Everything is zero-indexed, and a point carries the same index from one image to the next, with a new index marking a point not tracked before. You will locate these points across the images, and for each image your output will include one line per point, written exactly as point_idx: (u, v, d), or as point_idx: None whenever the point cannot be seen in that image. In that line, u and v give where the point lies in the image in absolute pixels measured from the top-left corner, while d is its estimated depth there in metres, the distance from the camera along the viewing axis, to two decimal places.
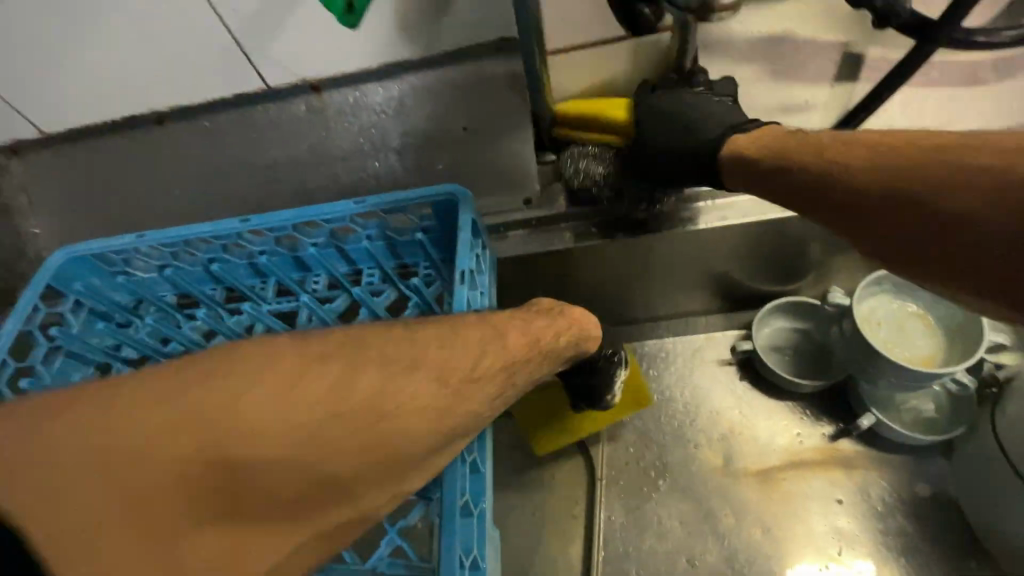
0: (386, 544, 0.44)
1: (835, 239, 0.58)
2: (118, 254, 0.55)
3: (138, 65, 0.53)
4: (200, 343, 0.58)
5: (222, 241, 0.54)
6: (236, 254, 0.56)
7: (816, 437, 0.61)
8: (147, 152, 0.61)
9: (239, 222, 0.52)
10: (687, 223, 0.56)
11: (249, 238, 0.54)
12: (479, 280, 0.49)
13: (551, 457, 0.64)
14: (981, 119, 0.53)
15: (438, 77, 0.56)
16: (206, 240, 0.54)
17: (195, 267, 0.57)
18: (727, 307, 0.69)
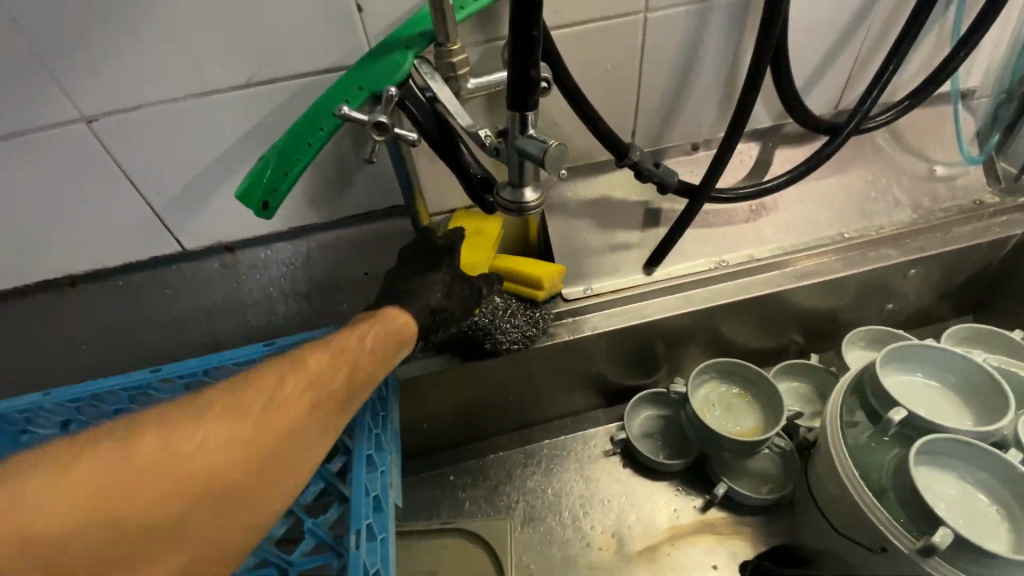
0: None
1: (672, 340, 0.73)
2: (20, 413, 0.57)
3: (57, 237, 0.59)
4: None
5: (131, 392, 0.57)
6: (143, 404, 0.58)
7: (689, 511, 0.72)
8: (52, 312, 0.64)
9: (150, 373, 0.56)
10: (555, 337, 0.67)
11: (158, 388, 0.58)
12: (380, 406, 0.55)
13: (463, 565, 0.68)
14: (748, 247, 0.73)
15: (340, 234, 0.67)
16: (116, 392, 0.57)
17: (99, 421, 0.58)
18: (605, 403, 0.81)
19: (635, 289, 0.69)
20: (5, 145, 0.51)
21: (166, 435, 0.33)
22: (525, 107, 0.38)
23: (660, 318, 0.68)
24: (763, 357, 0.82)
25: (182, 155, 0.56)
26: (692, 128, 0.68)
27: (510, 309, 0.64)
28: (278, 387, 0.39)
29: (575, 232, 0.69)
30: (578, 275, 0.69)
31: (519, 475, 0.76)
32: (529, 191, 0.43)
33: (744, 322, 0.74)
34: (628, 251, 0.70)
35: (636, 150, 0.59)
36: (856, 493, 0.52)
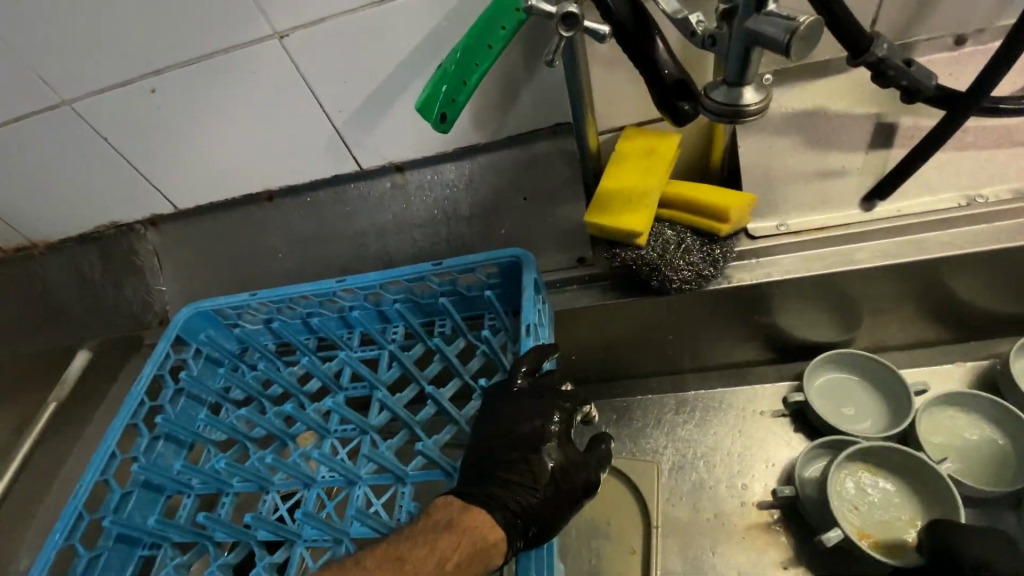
0: None
1: (881, 293, 0.60)
2: (236, 308, 0.66)
3: (259, 153, 0.65)
4: (296, 387, 0.63)
5: (319, 298, 0.64)
6: (329, 310, 0.65)
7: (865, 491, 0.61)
8: (256, 223, 0.72)
9: (336, 282, 0.62)
10: (733, 279, 0.59)
11: (340, 297, 0.64)
12: (540, 332, 0.54)
13: (606, 499, 0.67)
14: (1018, 179, 0.55)
15: (501, 155, 0.65)
16: (307, 296, 0.64)
17: (295, 320, 0.67)
18: (777, 357, 0.71)
19: (843, 228, 0.57)
20: (221, 64, 0.56)
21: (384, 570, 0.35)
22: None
23: (875, 265, 0.56)
24: (1005, 326, 0.65)
25: (361, 69, 0.56)
26: (962, 12, 0.50)
27: (684, 244, 0.56)
28: (431, 551, 0.35)
29: (770, 156, 0.58)
30: (769, 209, 0.59)
31: (669, 421, 0.72)
32: (749, 92, 0.35)
33: (991, 279, 0.58)
34: (840, 179, 0.57)
35: (883, 44, 0.45)
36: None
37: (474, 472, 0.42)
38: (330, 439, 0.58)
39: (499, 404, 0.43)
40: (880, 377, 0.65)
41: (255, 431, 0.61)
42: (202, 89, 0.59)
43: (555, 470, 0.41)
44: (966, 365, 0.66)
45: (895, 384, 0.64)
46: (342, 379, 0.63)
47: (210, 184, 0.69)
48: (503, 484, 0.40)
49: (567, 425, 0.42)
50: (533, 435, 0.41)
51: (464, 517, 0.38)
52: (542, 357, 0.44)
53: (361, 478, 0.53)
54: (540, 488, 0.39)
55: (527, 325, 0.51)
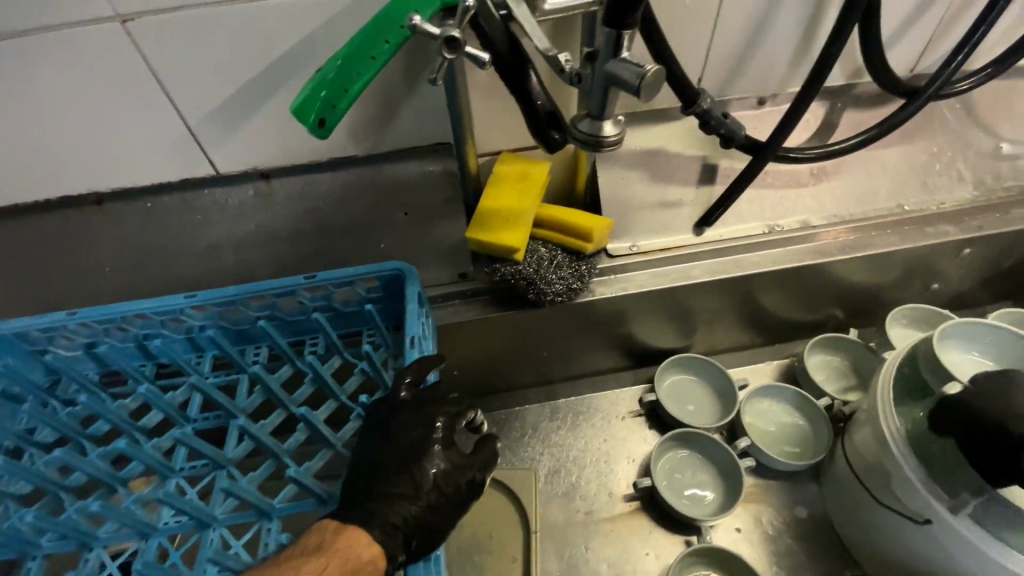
0: None
1: (712, 304, 0.71)
2: (46, 331, 0.55)
3: (86, 148, 0.57)
4: (129, 422, 0.54)
5: (162, 316, 0.56)
6: (174, 331, 0.57)
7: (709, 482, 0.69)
8: (78, 231, 0.61)
9: (184, 298, 0.55)
10: (598, 293, 0.65)
11: (189, 315, 0.56)
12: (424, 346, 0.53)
13: (488, 513, 0.67)
14: (803, 212, 0.70)
15: (379, 169, 0.64)
16: (145, 315, 0.56)
17: (128, 344, 0.57)
18: (633, 363, 0.80)
19: (681, 250, 0.67)
20: (37, 42, 0.48)
21: None
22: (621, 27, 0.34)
23: (707, 280, 0.67)
24: (799, 330, 0.81)
25: (223, 67, 0.52)
26: (762, 79, 0.64)
27: (556, 260, 0.61)
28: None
29: (624, 185, 0.66)
30: (625, 231, 0.67)
31: (543, 429, 0.76)
32: (608, 125, 0.39)
33: (787, 292, 0.72)
34: (678, 208, 0.68)
35: (706, 98, 0.55)
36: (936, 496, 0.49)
37: (355, 489, 0.39)
38: (175, 479, 0.51)
39: (380, 413, 0.42)
40: (707, 370, 0.76)
41: (71, 479, 0.51)
42: (9, 69, 0.49)
43: (439, 476, 0.39)
44: (773, 363, 0.81)
45: (718, 375, 0.76)
46: (191, 409, 0.55)
47: (15, 181, 0.58)
48: (383, 498, 0.38)
49: (451, 428, 0.42)
50: (415, 442, 0.40)
51: (334, 540, 0.36)
52: (425, 368, 0.43)
53: (217, 519, 0.47)
54: (422, 495, 0.38)
55: (411, 337, 0.50)
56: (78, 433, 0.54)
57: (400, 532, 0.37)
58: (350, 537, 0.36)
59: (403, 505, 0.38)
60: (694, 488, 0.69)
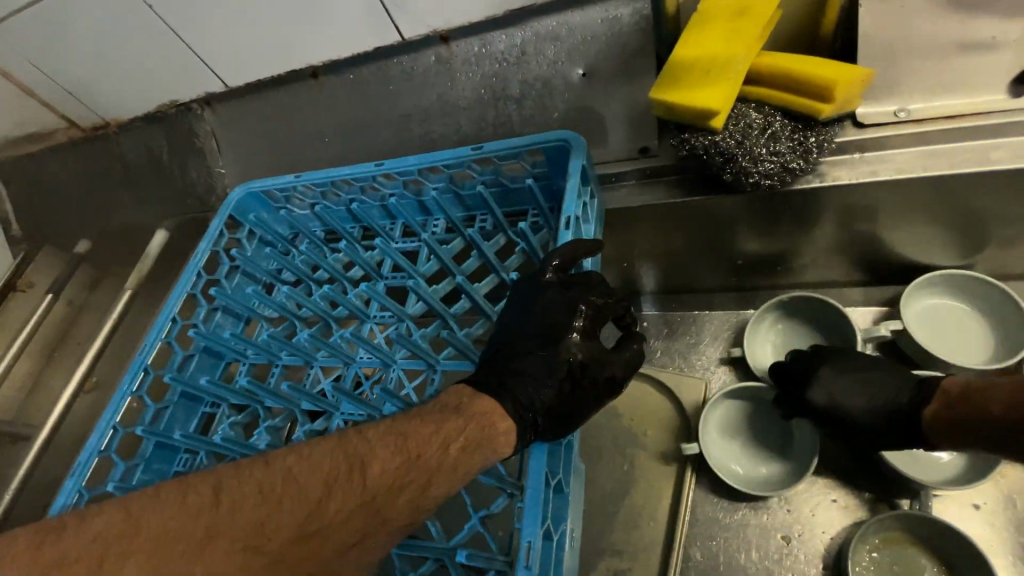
0: (469, 526, 0.42)
1: (1016, 204, 0.49)
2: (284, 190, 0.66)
3: (299, 21, 0.61)
4: (340, 272, 0.64)
5: (360, 183, 0.62)
6: (371, 197, 0.63)
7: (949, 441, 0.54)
8: (304, 103, 0.70)
9: (374, 166, 0.58)
10: (827, 177, 0.49)
11: (380, 183, 0.61)
12: (584, 228, 0.48)
13: (645, 411, 0.63)
14: None
15: (559, 23, 0.56)
16: (348, 181, 0.62)
17: (339, 207, 0.66)
18: (863, 278, 0.62)
19: (979, 118, 0.46)
20: None
21: (391, 443, 0.36)
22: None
23: (1019, 166, 0.45)
24: None
25: None
26: None
27: (771, 128, 0.47)
28: (438, 431, 0.37)
29: (899, 18, 0.46)
30: (889, 93, 0.48)
31: (722, 337, 0.66)
32: None
33: None
34: (993, 52, 0.44)
35: None
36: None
37: (502, 360, 0.41)
38: (369, 323, 0.59)
39: (531, 293, 0.43)
40: (963, 282, 0.56)
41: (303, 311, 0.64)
42: None
43: (574, 364, 0.41)
44: None
45: (988, 289, 0.55)
46: (383, 268, 0.62)
47: (254, 58, 0.67)
48: (515, 374, 0.40)
49: (592, 320, 0.42)
50: (555, 327, 0.41)
51: (473, 406, 0.38)
52: (579, 252, 0.42)
53: (396, 361, 0.55)
54: (555, 382, 0.40)
55: (568, 217, 0.45)
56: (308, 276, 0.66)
57: (534, 409, 0.39)
58: (484, 408, 0.38)
59: (537, 388, 0.40)
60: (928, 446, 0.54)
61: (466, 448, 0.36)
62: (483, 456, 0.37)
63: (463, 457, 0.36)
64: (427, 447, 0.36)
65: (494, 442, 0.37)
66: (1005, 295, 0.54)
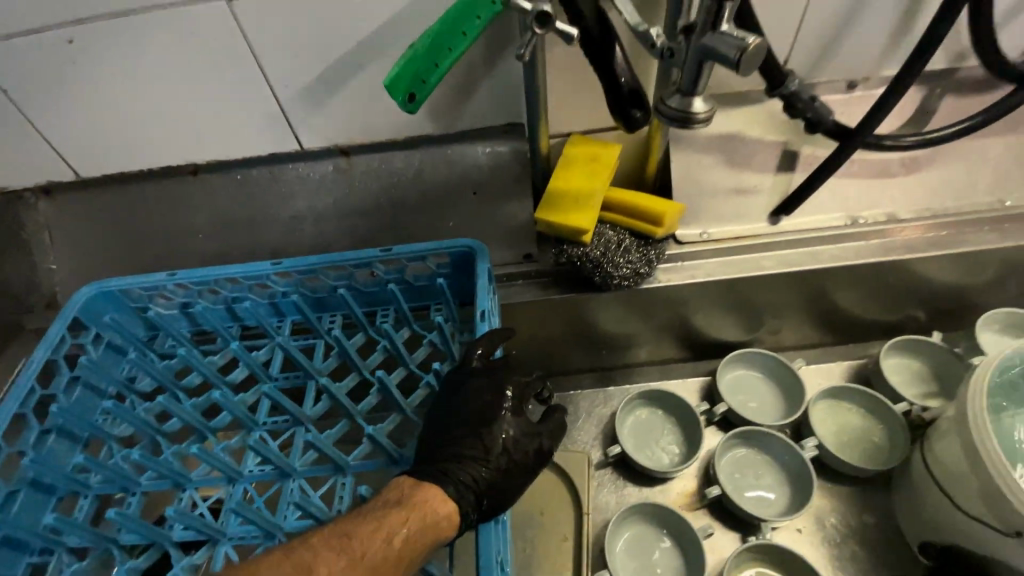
0: None
1: (782, 296, 0.69)
2: (149, 288, 0.60)
3: (189, 121, 0.61)
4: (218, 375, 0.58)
5: (249, 281, 0.60)
6: (260, 294, 0.61)
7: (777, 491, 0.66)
8: (177, 198, 0.67)
9: (271, 264, 0.58)
10: (663, 278, 0.65)
11: (272, 282, 0.60)
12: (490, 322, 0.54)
13: (540, 490, 0.68)
14: (890, 205, 0.66)
15: (452, 149, 0.66)
16: (236, 279, 0.60)
17: (218, 306, 0.62)
18: (693, 355, 0.79)
19: (753, 239, 0.67)
20: (154, 20, 0.53)
21: (335, 546, 0.36)
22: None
23: (779, 271, 0.65)
24: (875, 331, 0.77)
25: (313, 44, 0.55)
26: (856, 62, 0.59)
27: (624, 243, 0.61)
28: (380, 527, 0.37)
29: (695, 170, 0.65)
30: (694, 219, 0.66)
31: (597, 414, 0.76)
32: (699, 101, 0.39)
33: (864, 290, 0.69)
34: (753, 196, 0.66)
35: (793, 79, 0.53)
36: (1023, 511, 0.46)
37: (438, 444, 0.44)
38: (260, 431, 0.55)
39: (458, 381, 0.47)
40: (749, 355, 0.75)
41: (167, 424, 0.56)
42: (131, 45, 0.55)
43: (509, 441, 0.45)
44: (844, 363, 0.77)
45: (769, 360, 0.74)
46: (273, 368, 0.59)
47: (125, 150, 0.64)
48: (456, 456, 0.43)
49: (520, 400, 0.47)
50: (490, 407, 0.45)
51: (418, 494, 0.40)
52: (496, 342, 0.48)
53: (297, 471, 0.51)
54: (493, 459, 0.43)
55: (482, 312, 0.51)
56: (173, 383, 0.59)
57: (477, 494, 0.42)
58: (429, 498, 0.40)
59: (477, 468, 0.43)
60: (759, 491, 0.67)
61: (411, 538, 0.37)
62: (424, 543, 0.38)
63: (408, 547, 0.37)
64: (372, 542, 0.36)
65: (437, 526, 0.39)
66: (775, 359, 0.74)
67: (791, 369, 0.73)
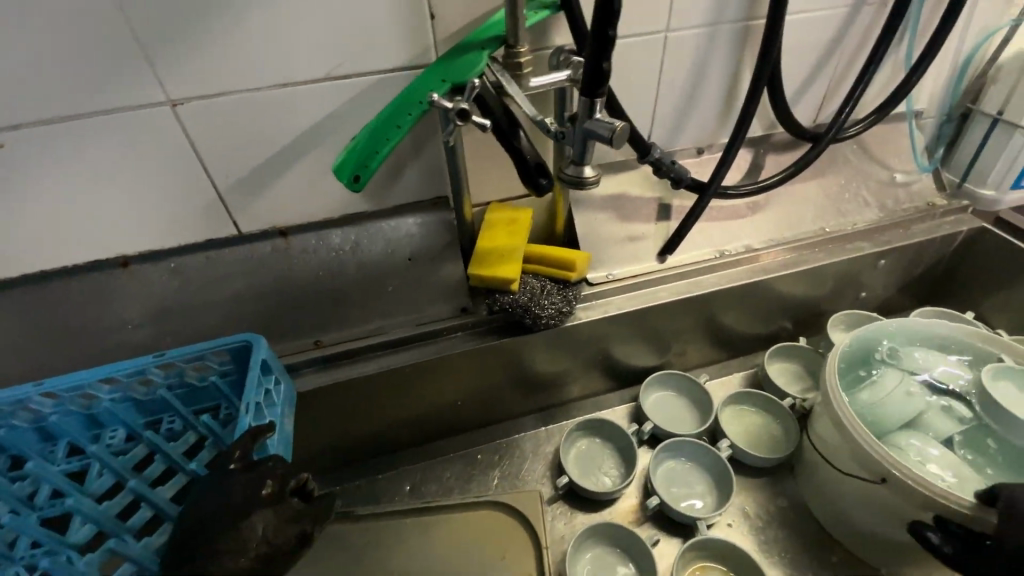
0: None
1: (680, 322, 0.82)
2: (9, 404, 0.56)
3: (121, 215, 0.63)
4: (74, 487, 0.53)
5: (8, 408, 0.56)
6: (26, 422, 0.57)
7: (709, 494, 0.75)
8: (105, 290, 0.66)
9: (30, 386, 0.56)
10: (583, 316, 0.75)
11: (138, 386, 0.59)
12: (266, 411, 0.56)
13: (498, 533, 0.71)
14: (747, 238, 0.83)
15: (383, 222, 0.73)
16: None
17: None
18: (617, 384, 0.88)
19: (651, 274, 0.79)
20: (91, 125, 0.56)
21: None
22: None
23: (675, 299, 0.77)
24: (758, 343, 0.92)
25: (252, 140, 0.61)
26: (700, 133, 0.77)
27: (546, 288, 0.70)
28: None
29: (595, 224, 0.78)
30: (600, 264, 0.78)
31: (542, 452, 0.82)
32: (588, 168, 0.51)
33: (741, 309, 0.84)
34: (643, 241, 0.79)
35: (656, 149, 0.69)
36: (882, 457, 0.57)
37: (177, 556, 0.43)
38: (16, 568, 0.50)
39: (211, 486, 0.46)
40: (663, 376, 0.86)
41: (19, 550, 0.50)
42: (63, 146, 0.57)
43: (266, 535, 0.43)
44: (740, 374, 0.90)
45: (681, 379, 0.86)
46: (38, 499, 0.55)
47: (49, 248, 0.64)
48: (207, 557, 0.42)
49: (278, 489, 0.46)
50: (248, 502, 0.44)
51: None
52: (258, 438, 0.49)
53: None
54: (249, 553, 0.42)
55: (247, 404, 0.53)
56: (30, 506, 0.54)
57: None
58: None
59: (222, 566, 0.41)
60: (693, 498, 0.75)
61: None
62: None
63: None
64: None
65: None
66: (685, 377, 0.85)
67: (698, 382, 0.84)
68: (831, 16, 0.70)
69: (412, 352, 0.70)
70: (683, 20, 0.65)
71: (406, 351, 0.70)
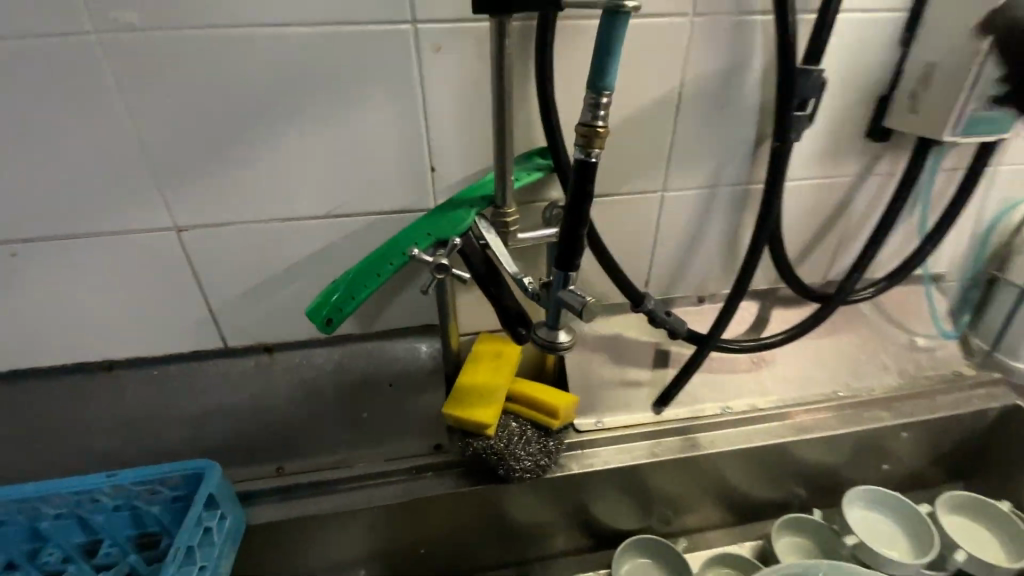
0: None
1: (675, 480, 0.74)
2: None
3: (114, 322, 0.65)
4: None
5: None
6: None
7: None
8: (83, 394, 0.66)
9: None
10: (565, 468, 0.69)
11: (85, 504, 0.56)
12: (200, 554, 0.53)
13: None
14: (752, 394, 0.77)
15: (369, 345, 0.72)
16: None
17: None
18: (603, 541, 0.80)
19: (642, 427, 0.73)
20: (100, 243, 0.59)
21: None
22: (589, 152, 0.39)
23: (669, 457, 0.71)
24: (769, 508, 0.82)
25: (249, 264, 0.63)
26: (701, 283, 0.76)
27: (526, 435, 0.65)
28: None
29: (586, 366, 0.75)
30: (592, 410, 0.73)
31: None
32: (562, 333, 0.49)
33: (746, 471, 0.77)
34: (638, 388, 0.75)
35: (650, 299, 0.67)
36: None
37: None
38: None
39: None
40: (640, 541, 0.76)
41: None
42: (73, 261, 0.60)
43: None
44: (747, 545, 0.80)
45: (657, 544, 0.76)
46: None
47: (39, 347, 0.65)
48: None
49: None
50: None
51: None
52: None
53: None
54: None
55: (176, 550, 0.50)
56: None
57: None
58: None
59: None
60: None
61: None
62: None
63: None
64: None
65: None
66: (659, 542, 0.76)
67: (677, 552, 0.74)
68: (836, 185, 0.70)
69: (374, 493, 0.65)
70: (679, 182, 0.66)
71: (364, 491, 0.65)
